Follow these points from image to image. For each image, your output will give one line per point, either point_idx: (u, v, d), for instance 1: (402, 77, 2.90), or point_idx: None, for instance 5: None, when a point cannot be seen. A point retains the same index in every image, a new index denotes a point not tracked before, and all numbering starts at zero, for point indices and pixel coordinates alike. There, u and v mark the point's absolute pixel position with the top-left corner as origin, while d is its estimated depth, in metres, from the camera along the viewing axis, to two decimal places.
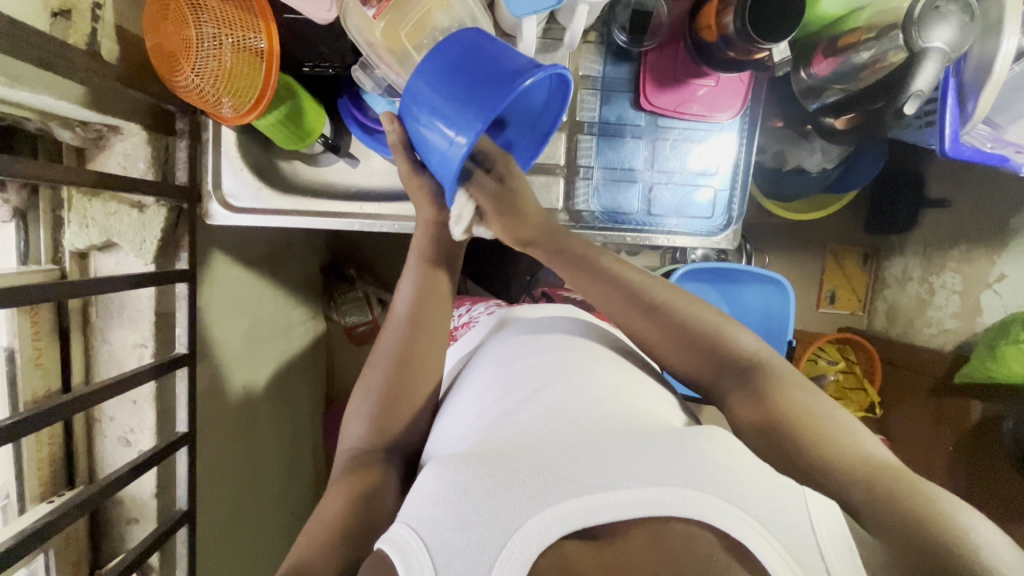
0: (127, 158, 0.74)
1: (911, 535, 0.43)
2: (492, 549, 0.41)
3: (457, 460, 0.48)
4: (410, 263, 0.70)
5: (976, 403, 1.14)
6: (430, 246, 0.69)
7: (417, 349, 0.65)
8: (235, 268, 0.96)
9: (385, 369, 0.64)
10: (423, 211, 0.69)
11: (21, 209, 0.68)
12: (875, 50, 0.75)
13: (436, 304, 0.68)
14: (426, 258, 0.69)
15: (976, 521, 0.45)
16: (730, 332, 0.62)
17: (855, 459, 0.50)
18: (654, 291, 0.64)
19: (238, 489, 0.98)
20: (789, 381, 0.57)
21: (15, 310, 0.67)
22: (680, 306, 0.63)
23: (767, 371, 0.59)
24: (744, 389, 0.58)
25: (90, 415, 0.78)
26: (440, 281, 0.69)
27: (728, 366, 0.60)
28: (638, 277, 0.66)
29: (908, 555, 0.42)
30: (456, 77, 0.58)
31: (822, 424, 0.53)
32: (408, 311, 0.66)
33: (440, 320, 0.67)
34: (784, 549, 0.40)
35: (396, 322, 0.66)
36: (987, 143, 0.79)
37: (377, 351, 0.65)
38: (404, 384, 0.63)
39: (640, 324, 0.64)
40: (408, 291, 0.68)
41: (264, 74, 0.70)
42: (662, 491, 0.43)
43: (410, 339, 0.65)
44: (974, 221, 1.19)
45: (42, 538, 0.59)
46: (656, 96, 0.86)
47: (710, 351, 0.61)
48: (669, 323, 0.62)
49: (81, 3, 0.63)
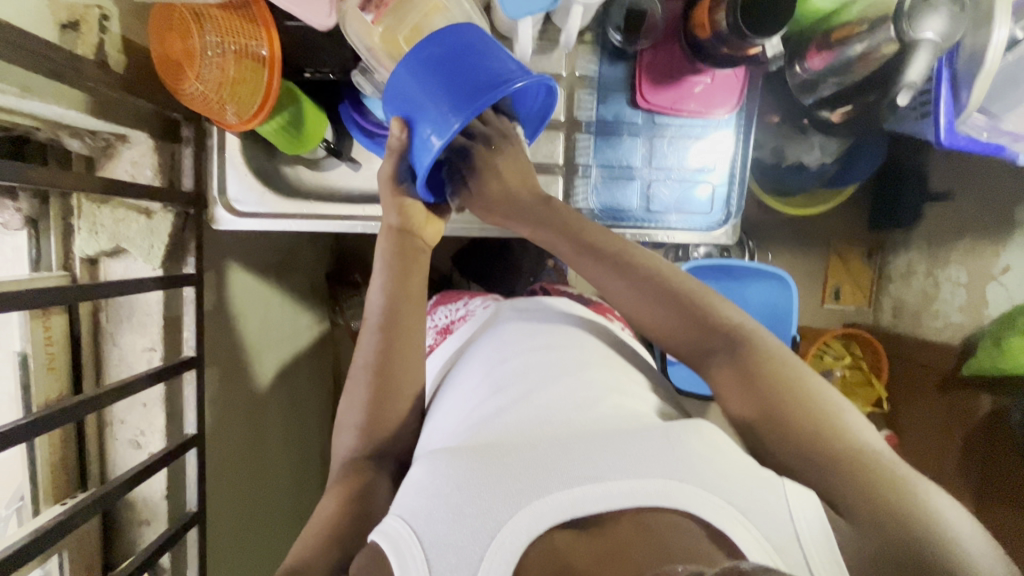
0: (135, 165, 0.76)
1: (891, 529, 0.44)
2: (482, 540, 0.42)
3: (448, 453, 0.49)
4: (376, 268, 0.69)
5: (984, 396, 1.13)
6: (396, 247, 0.69)
7: (395, 353, 0.64)
8: (242, 273, 0.97)
9: (369, 376, 0.63)
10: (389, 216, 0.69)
11: (33, 217, 0.70)
12: (868, 42, 0.75)
13: (408, 303, 0.66)
14: (394, 262, 0.68)
15: (950, 510, 0.46)
16: (715, 305, 0.62)
17: (836, 443, 0.50)
18: (641, 261, 0.65)
19: (246, 491, 0.99)
20: (774, 354, 0.58)
21: (28, 315, 0.69)
22: (674, 280, 0.64)
23: (754, 348, 0.58)
24: (736, 366, 0.57)
25: (101, 419, 0.80)
26: (411, 279, 0.68)
27: (712, 341, 0.60)
28: (617, 246, 0.66)
29: (882, 547, 0.43)
30: (440, 72, 0.59)
31: (812, 403, 0.53)
32: (381, 316, 0.65)
33: (415, 318, 0.66)
34: (765, 539, 0.42)
35: (371, 328, 0.65)
36: (984, 133, 0.80)
37: (357, 363, 0.65)
38: (388, 390, 0.63)
39: (625, 293, 0.64)
40: (378, 296, 0.66)
41: (266, 78, 0.71)
42: (647, 483, 0.45)
43: (387, 345, 0.64)
44: (979, 213, 1.18)
45: (55, 537, 0.60)
46: (653, 94, 0.87)
47: (702, 327, 0.61)
48: (656, 293, 0.63)
49: (89, 15, 0.65)
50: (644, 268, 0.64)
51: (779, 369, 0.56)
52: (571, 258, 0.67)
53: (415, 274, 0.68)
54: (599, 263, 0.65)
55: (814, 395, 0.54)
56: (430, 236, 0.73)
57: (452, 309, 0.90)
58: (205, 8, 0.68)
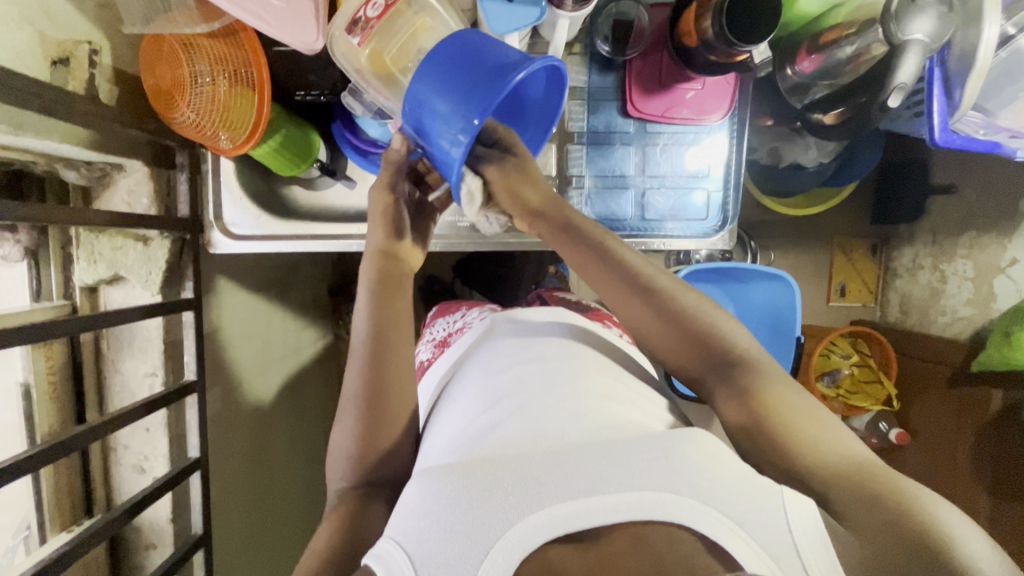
0: (132, 194, 0.77)
1: (900, 546, 0.43)
2: (474, 558, 0.42)
3: (442, 471, 0.49)
4: (360, 297, 0.69)
5: (996, 392, 1.12)
6: (380, 271, 0.70)
7: (386, 381, 0.64)
8: (241, 292, 0.98)
9: (358, 396, 0.63)
10: (376, 236, 0.71)
11: (32, 249, 0.72)
12: (858, 44, 0.75)
13: (394, 332, 0.66)
14: (378, 290, 0.68)
15: (959, 521, 0.45)
16: (722, 325, 0.62)
17: (850, 467, 0.49)
18: (654, 278, 0.64)
19: (253, 509, 1.00)
20: (778, 378, 0.58)
21: (29, 346, 0.70)
22: (679, 297, 0.63)
23: (754, 370, 0.58)
24: (731, 387, 0.58)
25: (106, 444, 0.81)
26: (393, 307, 0.68)
27: (715, 362, 0.59)
28: (637, 260, 0.65)
29: (882, 557, 0.43)
30: (449, 78, 0.59)
31: (809, 424, 0.53)
32: (367, 346, 0.65)
33: (402, 348, 0.66)
34: (763, 551, 0.42)
35: (358, 357, 0.65)
36: (980, 130, 0.79)
37: (345, 392, 0.64)
38: (384, 411, 0.63)
39: (633, 309, 0.63)
40: (363, 325, 0.66)
41: (257, 103, 0.72)
42: (640, 496, 0.44)
43: (377, 374, 0.64)
44: (985, 206, 1.17)
45: (63, 567, 0.61)
46: (643, 103, 0.86)
47: (703, 351, 0.60)
48: (661, 308, 0.62)
49: (78, 50, 0.66)
50: (655, 284, 0.64)
51: (778, 390, 0.56)
52: (581, 269, 0.67)
53: (399, 300, 0.68)
54: (593, 280, 0.65)
55: (810, 413, 0.54)
56: (412, 261, 0.73)
57: (449, 321, 0.91)
58: (194, 38, 0.69)
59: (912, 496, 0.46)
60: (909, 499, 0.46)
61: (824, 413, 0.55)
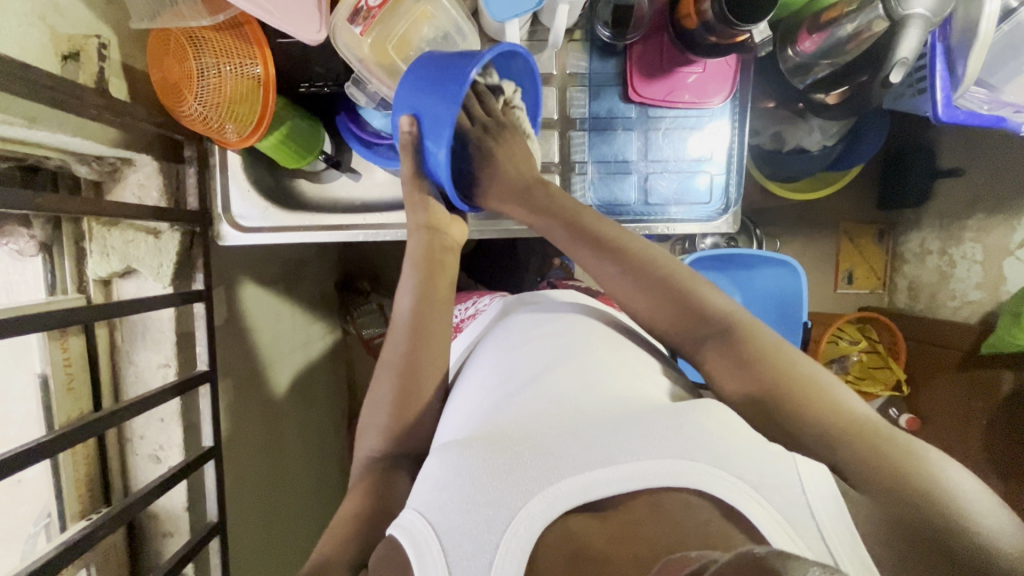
0: (142, 188, 0.78)
1: (920, 521, 0.42)
2: (499, 528, 0.43)
3: (460, 445, 0.50)
4: (406, 275, 0.70)
5: (1007, 373, 1.10)
6: (425, 249, 0.70)
7: (422, 360, 0.65)
8: (250, 287, 0.99)
9: (389, 377, 0.64)
10: (417, 216, 0.71)
11: (46, 242, 0.72)
12: (858, 21, 0.74)
13: (437, 307, 0.67)
14: (423, 265, 0.69)
15: (961, 478, 0.45)
16: (703, 290, 0.62)
17: (852, 426, 0.49)
18: (632, 246, 0.65)
19: (266, 499, 1.01)
20: (769, 346, 0.56)
21: (47, 337, 0.72)
22: (664, 267, 0.64)
23: (745, 332, 0.58)
24: (723, 351, 0.57)
25: (122, 433, 0.82)
26: (436, 281, 0.69)
27: (710, 326, 0.59)
28: (613, 231, 0.67)
29: (903, 528, 0.42)
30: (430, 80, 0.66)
31: (807, 384, 0.53)
32: (409, 320, 0.66)
33: (440, 323, 0.67)
34: (777, 513, 0.42)
35: (399, 330, 0.67)
36: (984, 105, 0.78)
37: (384, 360, 0.66)
38: (410, 390, 0.64)
39: (618, 285, 0.64)
40: (407, 299, 0.68)
41: (262, 97, 0.73)
42: (658, 464, 0.45)
43: (413, 348, 0.65)
44: (992, 187, 1.16)
45: (80, 550, 0.62)
46: (645, 87, 0.87)
47: (689, 314, 0.61)
48: (660, 285, 0.62)
49: (88, 44, 0.67)
50: (640, 257, 0.64)
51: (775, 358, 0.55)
52: (572, 248, 0.67)
53: (442, 276, 0.69)
54: (597, 252, 0.65)
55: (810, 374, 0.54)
56: (458, 235, 0.74)
57: (461, 309, 0.91)
58: (200, 31, 0.70)
59: (920, 455, 0.46)
60: (916, 457, 0.46)
61: (821, 378, 0.53)
